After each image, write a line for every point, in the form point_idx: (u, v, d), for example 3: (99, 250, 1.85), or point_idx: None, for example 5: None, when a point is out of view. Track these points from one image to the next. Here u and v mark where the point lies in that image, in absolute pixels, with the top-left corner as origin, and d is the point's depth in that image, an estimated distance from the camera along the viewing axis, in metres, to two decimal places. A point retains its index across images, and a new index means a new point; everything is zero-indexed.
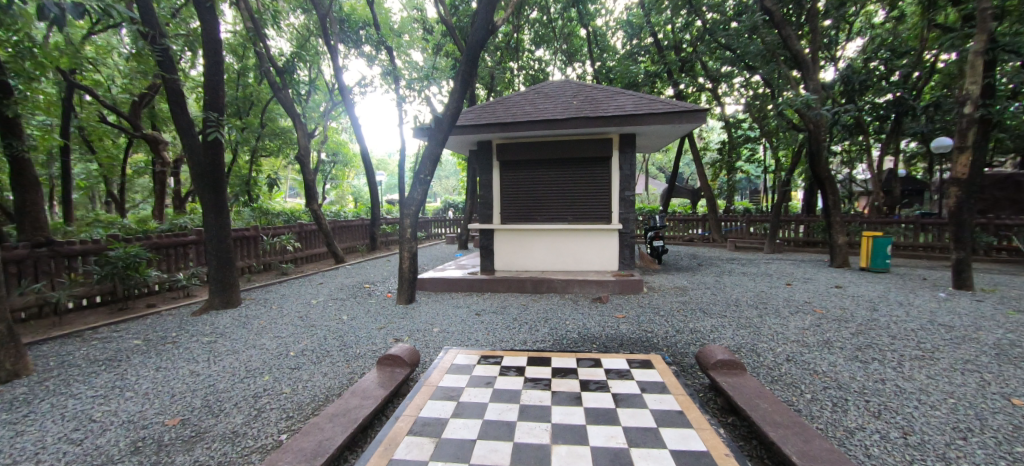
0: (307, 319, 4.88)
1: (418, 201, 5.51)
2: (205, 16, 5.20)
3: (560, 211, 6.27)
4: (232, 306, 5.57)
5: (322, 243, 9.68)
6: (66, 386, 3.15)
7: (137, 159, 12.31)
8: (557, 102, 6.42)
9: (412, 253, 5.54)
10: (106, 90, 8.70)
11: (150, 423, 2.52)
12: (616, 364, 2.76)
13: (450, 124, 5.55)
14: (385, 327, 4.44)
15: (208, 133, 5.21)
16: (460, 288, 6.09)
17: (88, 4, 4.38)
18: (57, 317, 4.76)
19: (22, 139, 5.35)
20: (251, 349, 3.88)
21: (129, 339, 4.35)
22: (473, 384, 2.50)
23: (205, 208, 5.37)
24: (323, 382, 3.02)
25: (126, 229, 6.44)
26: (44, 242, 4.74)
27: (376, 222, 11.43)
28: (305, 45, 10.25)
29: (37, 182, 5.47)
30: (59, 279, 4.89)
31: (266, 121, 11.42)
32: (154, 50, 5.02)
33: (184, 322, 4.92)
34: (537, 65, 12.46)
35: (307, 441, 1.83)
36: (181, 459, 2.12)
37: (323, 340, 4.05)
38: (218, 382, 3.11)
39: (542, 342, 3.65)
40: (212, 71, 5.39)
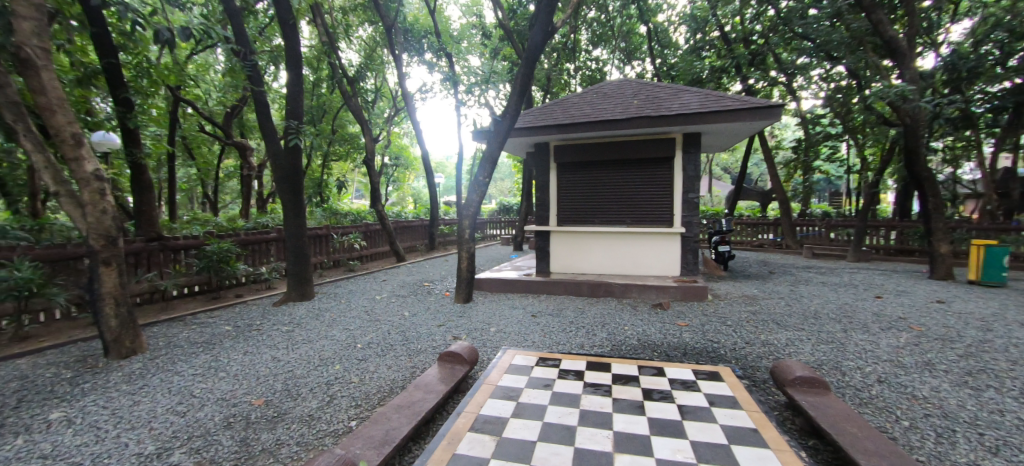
0: (371, 314, 5.16)
1: (476, 203, 5.62)
2: (288, 33, 5.68)
3: (619, 214, 6.13)
4: (306, 299, 6.03)
5: (385, 242, 10.20)
6: (172, 364, 3.58)
7: (228, 164, 13.73)
8: (617, 102, 6.26)
9: (470, 253, 5.65)
10: (204, 103, 9.78)
11: (239, 401, 2.79)
12: (680, 375, 2.64)
13: (509, 128, 5.62)
14: (444, 324, 4.58)
15: (289, 139, 5.67)
16: (517, 289, 6.14)
17: (193, 28, 4.94)
18: (164, 303, 5.42)
19: (140, 147, 6.18)
20: (323, 339, 4.17)
21: (222, 324, 4.86)
22: (532, 385, 2.51)
23: (285, 208, 5.85)
24: (388, 374, 3.17)
25: (219, 227, 7.22)
26: (155, 237, 5.42)
27: (435, 223, 11.82)
28: (372, 55, 10.85)
29: (151, 186, 6.26)
30: (167, 270, 5.55)
31: (337, 127, 12.26)
32: (246, 65, 5.59)
33: (266, 312, 5.41)
34: (595, 65, 12.26)
35: (376, 429, 1.93)
36: (266, 437, 2.33)
37: (387, 334, 4.27)
38: (295, 369, 3.37)
39: (600, 347, 3.58)
40: (293, 83, 5.88)
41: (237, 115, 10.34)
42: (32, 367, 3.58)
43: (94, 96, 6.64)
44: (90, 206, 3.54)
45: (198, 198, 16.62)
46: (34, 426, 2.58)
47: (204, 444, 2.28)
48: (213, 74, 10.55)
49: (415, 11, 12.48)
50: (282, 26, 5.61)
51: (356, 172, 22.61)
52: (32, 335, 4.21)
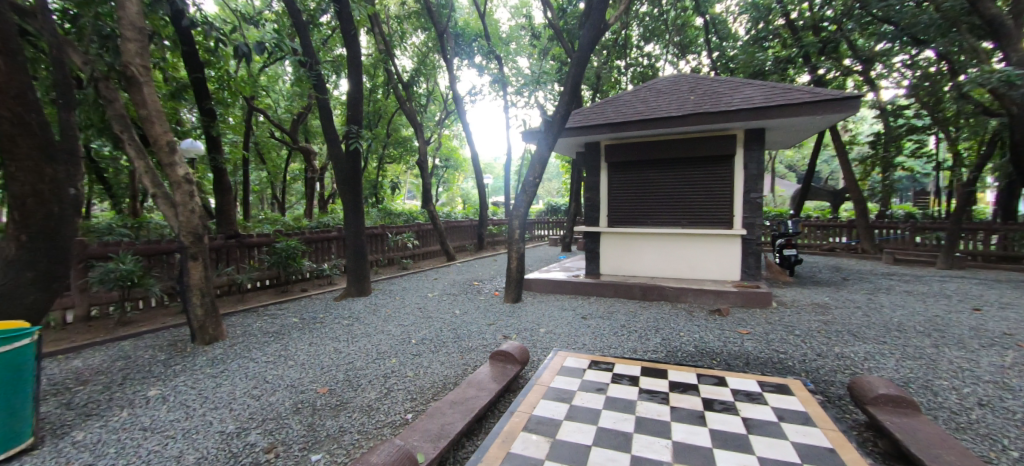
0: (424, 311, 5.33)
1: (526, 203, 5.63)
2: (350, 43, 6.01)
3: (674, 216, 5.90)
4: (364, 294, 6.34)
5: (436, 241, 10.49)
6: (247, 351, 3.90)
7: (294, 167, 14.74)
8: (671, 99, 6.04)
9: (520, 253, 5.67)
10: (274, 111, 10.57)
11: (306, 389, 2.98)
12: (744, 386, 2.49)
13: (560, 128, 5.58)
14: (494, 323, 4.64)
15: (350, 143, 6.01)
16: (565, 291, 6.09)
17: (266, 42, 5.37)
18: (240, 295, 5.93)
19: (220, 153, 6.80)
20: (379, 334, 4.36)
21: (290, 316, 5.23)
22: (584, 388, 2.48)
23: (345, 208, 6.18)
24: (440, 370, 3.26)
25: (287, 225, 7.77)
26: (232, 235, 5.94)
27: (484, 223, 11.98)
28: (424, 61, 11.20)
29: (230, 188, 6.87)
30: (243, 265, 6.07)
31: (392, 131, 12.78)
32: (311, 75, 5.98)
33: (328, 306, 5.75)
34: (647, 60, 11.85)
35: (432, 423, 2.00)
36: (331, 424, 2.47)
37: (439, 331, 4.39)
38: (355, 361, 3.56)
39: (654, 352, 3.47)
40: (353, 90, 6.21)
41: (302, 122, 11.08)
42: (132, 348, 4.05)
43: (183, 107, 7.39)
44: (181, 206, 3.95)
45: (268, 198, 17.99)
46: (137, 401, 2.91)
47: (277, 427, 2.46)
48: (282, 84, 11.38)
49: (465, 15, 12.74)
50: (345, 37, 5.95)
51: (408, 174, 23.47)
52: (133, 320, 4.76)
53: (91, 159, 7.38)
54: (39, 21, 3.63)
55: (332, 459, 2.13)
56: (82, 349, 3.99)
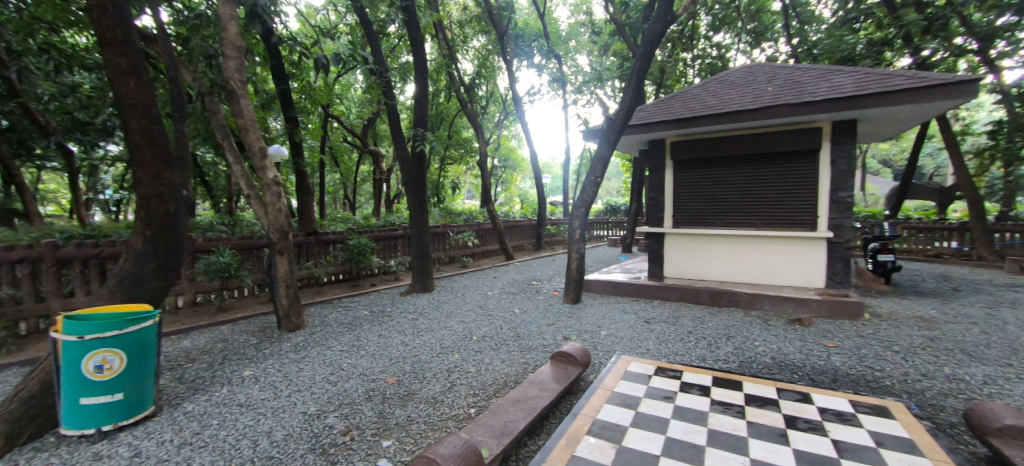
0: (484, 309, 5.44)
1: (587, 203, 5.54)
2: (417, 49, 6.29)
3: (748, 216, 5.51)
4: (427, 290, 6.60)
5: (495, 240, 10.67)
6: (324, 340, 4.22)
7: (365, 169, 15.71)
8: (745, 91, 5.64)
9: (580, 254, 5.59)
10: (347, 117, 11.35)
11: (376, 378, 3.17)
12: (833, 405, 2.27)
13: (624, 126, 5.43)
14: (554, 324, 4.63)
15: (416, 146, 6.28)
16: (627, 293, 5.93)
17: (342, 54, 5.77)
18: (318, 287, 6.43)
19: (302, 157, 7.42)
20: (442, 329, 4.52)
21: (361, 309, 5.59)
22: (651, 395, 2.39)
23: (411, 207, 6.47)
24: (501, 367, 3.32)
25: (358, 224, 8.30)
26: (311, 232, 6.47)
27: (542, 223, 11.97)
28: (485, 63, 11.43)
29: (309, 189, 7.47)
30: (320, 260, 6.58)
31: (453, 133, 13.19)
32: (381, 82, 6.36)
33: (395, 301, 6.07)
34: (716, 50, 11.13)
35: (495, 420, 2.03)
36: (400, 412, 2.61)
37: (499, 329, 4.46)
38: (420, 354, 3.72)
39: (725, 362, 3.26)
40: (419, 94, 6.49)
41: (372, 127, 11.77)
42: (229, 332, 4.54)
43: (271, 116, 8.15)
44: (270, 205, 4.36)
45: (341, 198, 19.33)
46: (234, 379, 3.27)
47: (352, 412, 2.64)
48: (354, 91, 12.16)
49: (525, 16, 12.80)
50: (412, 44, 6.24)
51: (469, 174, 24.08)
52: (230, 307, 5.35)
53: (197, 165, 8.37)
54: (159, 46, 4.19)
55: (401, 447, 2.24)
56: (190, 331, 4.54)
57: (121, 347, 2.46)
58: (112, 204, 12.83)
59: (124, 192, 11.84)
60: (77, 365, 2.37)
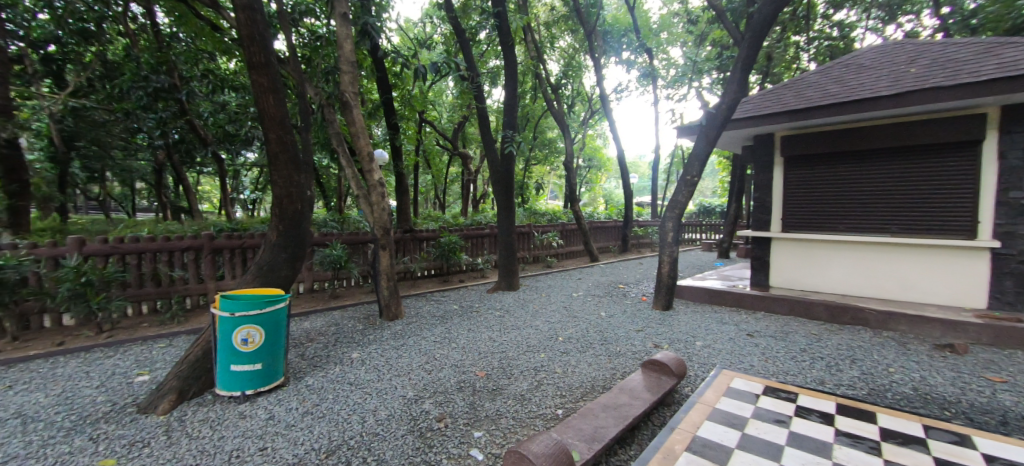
0: (570, 310, 5.40)
1: (682, 204, 5.20)
2: (507, 54, 6.44)
3: (880, 221, 4.75)
4: (513, 289, 6.73)
5: (579, 241, 10.54)
6: (419, 330, 4.53)
7: (454, 170, 16.51)
8: (879, 75, 4.86)
9: (673, 258, 5.27)
10: (440, 122, 12.02)
11: (466, 370, 3.32)
12: (1006, 453, 1.86)
13: (725, 121, 5.01)
14: (643, 330, 4.44)
15: (505, 147, 6.44)
16: (725, 302, 5.47)
17: (438, 63, 6.14)
18: (413, 281, 6.91)
19: (400, 160, 8.03)
20: (528, 327, 4.58)
21: (452, 303, 5.89)
22: (759, 417, 2.18)
23: (498, 207, 6.64)
24: (588, 371, 3.27)
25: (449, 222, 8.76)
26: (408, 229, 6.98)
27: (629, 224, 11.54)
28: (572, 62, 11.31)
29: (406, 189, 8.04)
30: (415, 255, 7.06)
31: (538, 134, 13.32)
32: (473, 87, 6.62)
33: (482, 297, 6.30)
34: (837, 29, 9.74)
35: (585, 423, 2.01)
36: (489, 406, 2.70)
37: (585, 332, 4.40)
38: (508, 350, 3.81)
39: (848, 388, 2.85)
40: (509, 97, 6.64)
41: (462, 130, 12.34)
42: (340, 318, 5.07)
43: (375, 123, 8.95)
44: (376, 204, 4.79)
45: (432, 199, 20.56)
46: (345, 360, 3.65)
47: (446, 400, 2.80)
48: (447, 96, 12.84)
49: (615, 11, 12.41)
50: (503, 49, 6.40)
51: (553, 175, 24.09)
52: (341, 294, 5.99)
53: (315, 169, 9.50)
54: (290, 66, 4.82)
55: (491, 440, 2.32)
56: (309, 314, 5.17)
57: (260, 325, 2.89)
58: (250, 202, 15.10)
59: (259, 193, 13.87)
60: (229, 338, 2.82)
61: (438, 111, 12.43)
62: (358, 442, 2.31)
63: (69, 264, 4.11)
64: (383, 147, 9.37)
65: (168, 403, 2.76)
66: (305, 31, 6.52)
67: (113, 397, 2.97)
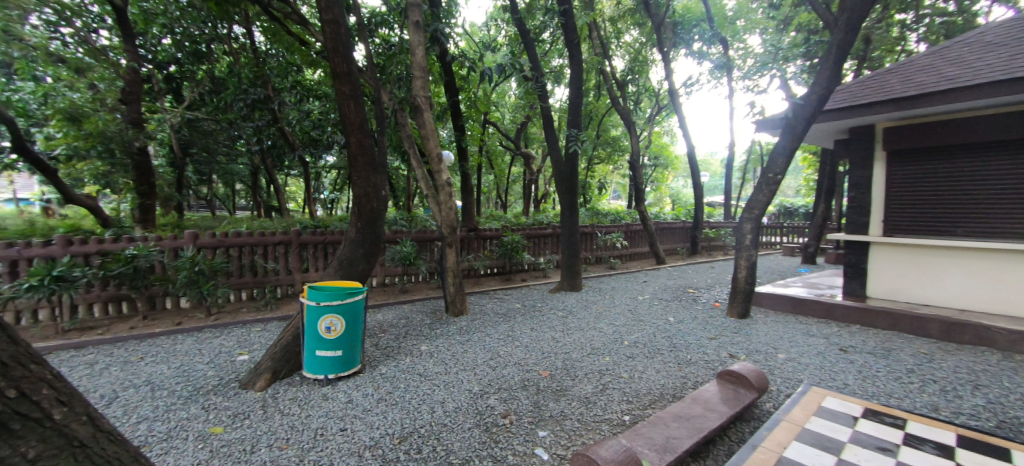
0: (635, 314, 5.22)
1: (763, 204, 4.81)
2: (573, 52, 6.35)
3: (1013, 226, 4.05)
4: (575, 289, 6.65)
5: (645, 243, 10.15)
6: (484, 327, 4.63)
7: (516, 170, 16.65)
8: (1013, 53, 4.14)
9: (751, 263, 4.90)
10: (503, 122, 12.18)
11: (530, 369, 3.34)
12: None
13: (814, 113, 4.56)
14: (716, 338, 4.17)
15: (569, 147, 6.36)
16: (812, 313, 4.98)
17: (503, 64, 6.21)
18: (476, 278, 7.09)
19: (465, 161, 8.26)
20: (592, 329, 4.50)
21: (514, 302, 5.96)
22: (858, 442, 1.97)
23: (561, 207, 6.59)
24: (656, 378, 3.14)
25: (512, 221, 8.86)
26: (473, 228, 7.16)
27: (699, 225, 10.91)
28: (638, 57, 10.90)
29: (471, 189, 8.25)
30: (480, 254, 7.23)
31: (602, 132, 13.02)
32: (537, 87, 6.62)
33: (544, 297, 6.29)
34: (954, 3, 8.43)
35: (656, 432, 1.94)
36: (553, 406, 2.70)
37: (652, 337, 4.23)
38: (571, 351, 3.77)
39: (970, 417, 2.47)
40: (574, 95, 6.55)
41: (524, 130, 12.42)
42: (410, 311, 5.34)
43: (442, 126, 9.28)
44: (444, 203, 4.97)
45: (494, 198, 20.92)
46: (415, 352, 3.83)
47: (510, 397, 2.84)
48: (510, 97, 12.97)
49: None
50: (567, 48, 6.33)
51: (616, 175, 23.44)
52: (409, 289, 6.30)
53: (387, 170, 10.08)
54: (367, 74, 5.14)
55: (557, 440, 2.31)
56: (381, 307, 5.49)
57: (341, 315, 3.12)
58: (329, 201, 16.37)
59: (337, 192, 14.99)
60: (315, 326, 3.09)
61: (501, 112, 12.59)
62: (428, 431, 2.41)
63: (186, 255, 4.73)
64: (449, 148, 9.68)
65: (264, 381, 3.08)
66: (380, 40, 6.92)
67: (220, 373, 3.37)
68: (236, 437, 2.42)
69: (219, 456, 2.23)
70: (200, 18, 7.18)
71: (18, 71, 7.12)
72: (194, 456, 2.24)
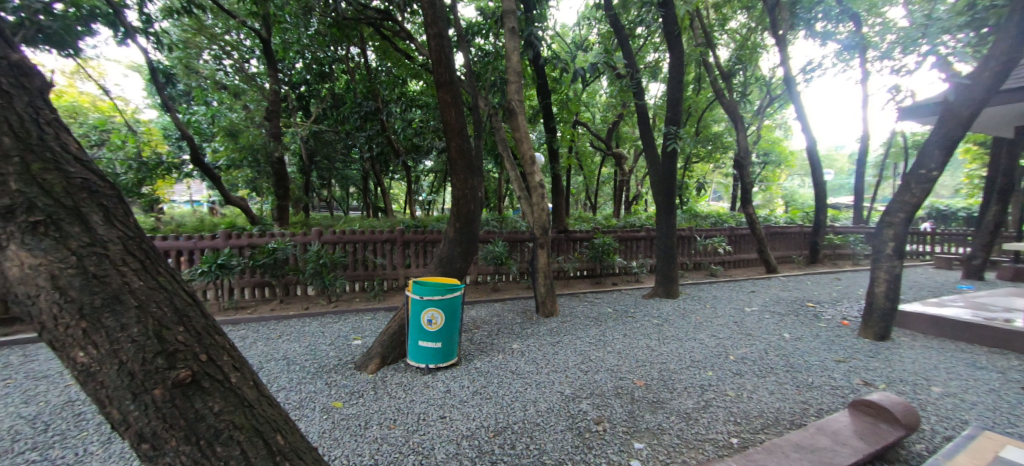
0: (742, 327, 4.75)
1: (912, 207, 4.05)
2: (673, 44, 5.99)
3: None
4: (671, 297, 6.26)
5: (752, 249, 9.22)
6: (574, 330, 4.58)
7: (607, 171, 16.22)
8: None
9: (892, 276, 4.16)
10: (594, 122, 11.94)
11: (624, 377, 3.22)
12: None
13: (987, 96, 3.72)
14: (846, 361, 3.63)
15: (667, 144, 5.97)
16: (979, 340, 4.07)
17: (597, 62, 6.08)
18: (566, 280, 7.05)
19: (556, 163, 8.27)
20: (691, 340, 4.20)
21: (606, 306, 5.81)
22: None
23: (657, 208, 6.26)
24: (770, 400, 2.83)
25: (603, 223, 8.66)
26: (563, 230, 7.16)
27: (821, 230, 9.58)
28: (748, 44, 9.91)
29: (563, 190, 8.23)
30: (570, 256, 7.19)
31: (702, 128, 12.10)
32: (633, 84, 6.37)
33: (637, 303, 6.03)
34: None
35: (771, 461, 1.76)
36: (650, 418, 2.57)
37: (763, 354, 3.82)
38: (668, 362, 3.56)
39: None
40: (673, 90, 6.16)
41: (616, 129, 12.06)
42: (501, 310, 5.50)
43: (534, 127, 9.39)
44: (536, 204, 5.03)
45: (583, 200, 20.61)
46: (507, 349, 3.93)
47: (603, 403, 2.78)
48: (602, 96, 12.66)
49: None
50: (667, 40, 6.00)
51: (718, 174, 21.64)
52: (500, 288, 6.49)
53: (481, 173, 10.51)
54: (466, 82, 5.41)
55: (654, 454, 2.20)
56: (475, 304, 5.74)
57: (441, 310, 3.32)
58: (427, 203, 17.57)
59: (434, 194, 16.03)
60: (419, 318, 3.33)
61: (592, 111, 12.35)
62: (521, 428, 2.46)
63: (313, 249, 5.43)
64: (541, 149, 9.76)
65: (375, 365, 3.41)
66: (477, 49, 7.23)
67: (339, 354, 3.80)
68: (353, 412, 2.71)
69: (340, 428, 2.52)
70: (325, 42, 8.17)
71: (196, 97, 8.78)
72: (320, 425, 2.55)
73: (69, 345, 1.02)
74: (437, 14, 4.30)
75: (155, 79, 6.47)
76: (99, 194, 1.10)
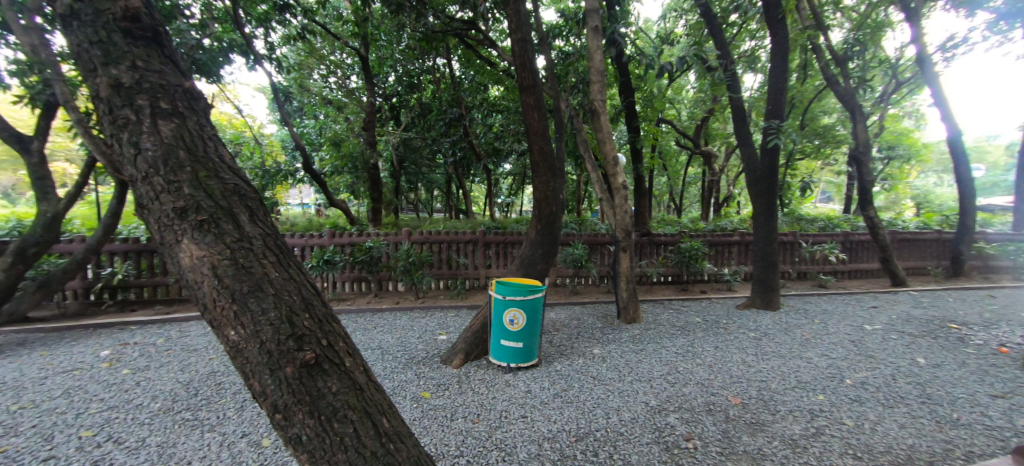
0: (860, 347, 4.15)
1: None
2: (776, 30, 5.44)
3: None
4: (771, 308, 5.67)
5: (874, 258, 8.02)
6: (659, 338, 4.36)
7: (694, 171, 15.23)
8: None
9: None
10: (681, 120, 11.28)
11: (716, 393, 2.99)
12: None
13: None
14: (1006, 397, 3.00)
15: (769, 140, 5.42)
16: None
17: (686, 56, 5.73)
18: (648, 286, 6.75)
19: (639, 163, 7.96)
20: (796, 358, 3.77)
21: (695, 315, 5.44)
22: None
23: (754, 211, 5.72)
24: (899, 435, 2.43)
25: (691, 227, 8.14)
26: (647, 233, 6.87)
27: (968, 237, 8.04)
28: (869, 22, 8.65)
29: (646, 192, 7.88)
30: (654, 260, 6.86)
31: (809, 122, 10.83)
32: (726, 76, 5.91)
33: (730, 313, 5.56)
34: None
35: None
36: (747, 440, 2.36)
37: (889, 380, 3.29)
38: (768, 381, 3.23)
39: None
40: (776, 80, 5.58)
41: (705, 127, 11.29)
42: (581, 313, 5.41)
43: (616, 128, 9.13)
44: (618, 206, 4.87)
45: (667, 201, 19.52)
46: (588, 354, 3.86)
47: (693, 418, 2.61)
48: (690, 91, 11.92)
49: None
50: (768, 26, 5.47)
51: (827, 172, 19.16)
52: (580, 291, 6.41)
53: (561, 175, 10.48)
54: (548, 84, 5.42)
55: None
56: (555, 306, 5.72)
57: (523, 311, 3.37)
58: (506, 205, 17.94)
59: (513, 197, 16.33)
60: (502, 317, 3.41)
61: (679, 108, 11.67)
62: (604, 436, 2.40)
63: (404, 248, 5.84)
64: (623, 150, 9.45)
65: (459, 360, 3.55)
66: (558, 51, 7.22)
67: (426, 348, 4.03)
68: (440, 403, 2.86)
69: (428, 417, 2.66)
70: (415, 55, 8.75)
71: (307, 112, 9.91)
72: (411, 413, 2.73)
73: (223, 324, 1.20)
74: (521, 21, 4.38)
75: (277, 97, 7.43)
76: (247, 197, 1.30)
